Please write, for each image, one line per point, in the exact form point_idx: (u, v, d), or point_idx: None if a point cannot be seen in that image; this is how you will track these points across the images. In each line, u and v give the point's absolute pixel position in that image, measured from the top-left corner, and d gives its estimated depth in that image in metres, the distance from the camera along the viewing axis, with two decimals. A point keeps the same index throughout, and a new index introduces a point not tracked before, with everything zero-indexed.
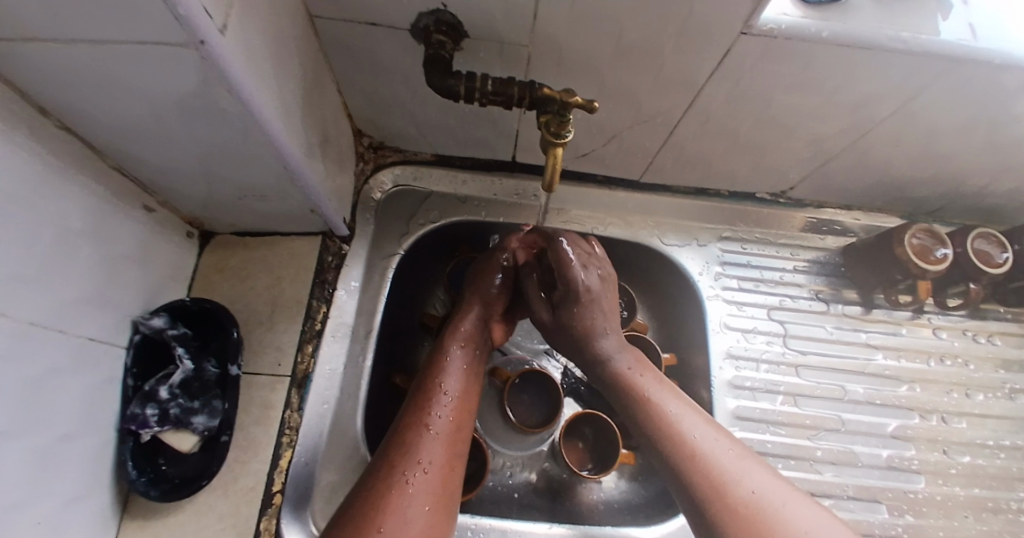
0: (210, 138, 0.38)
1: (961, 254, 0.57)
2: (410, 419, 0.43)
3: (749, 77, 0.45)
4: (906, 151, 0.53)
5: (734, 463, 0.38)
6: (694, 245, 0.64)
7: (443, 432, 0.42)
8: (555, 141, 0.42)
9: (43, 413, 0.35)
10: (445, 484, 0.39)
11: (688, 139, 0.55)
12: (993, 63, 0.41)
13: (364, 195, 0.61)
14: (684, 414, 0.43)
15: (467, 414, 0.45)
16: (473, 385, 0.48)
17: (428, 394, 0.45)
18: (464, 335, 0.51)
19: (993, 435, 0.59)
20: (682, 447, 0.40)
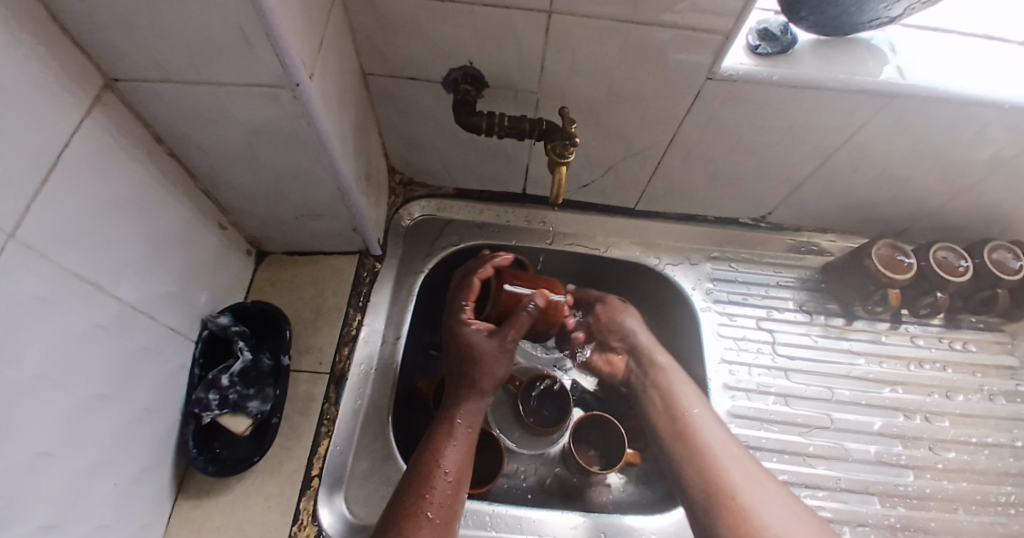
0: (285, 161, 0.47)
1: (924, 266, 0.62)
2: (399, 505, 0.44)
3: (718, 112, 0.54)
4: (863, 175, 0.62)
5: (733, 457, 0.51)
6: (686, 264, 0.72)
7: (430, 519, 0.43)
8: (559, 161, 0.50)
9: (132, 387, 0.42)
10: None
11: (673, 169, 0.64)
12: (920, 96, 0.50)
13: (395, 222, 0.70)
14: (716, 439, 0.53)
15: (456, 499, 0.46)
16: (469, 458, 0.49)
17: (422, 479, 0.46)
18: (460, 414, 0.51)
19: (977, 433, 0.62)
20: (703, 448, 0.52)
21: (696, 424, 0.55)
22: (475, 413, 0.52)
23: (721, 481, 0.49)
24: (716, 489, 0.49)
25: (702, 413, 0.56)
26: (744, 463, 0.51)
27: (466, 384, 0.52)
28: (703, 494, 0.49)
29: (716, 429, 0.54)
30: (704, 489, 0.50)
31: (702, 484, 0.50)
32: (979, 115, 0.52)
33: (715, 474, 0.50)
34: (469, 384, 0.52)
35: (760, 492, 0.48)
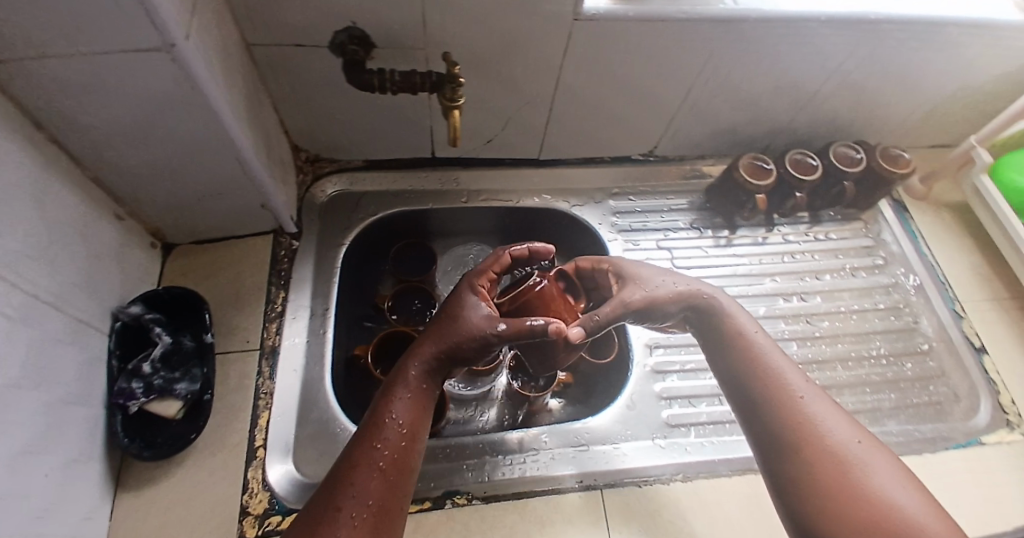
0: (176, 135, 0.47)
1: (782, 171, 0.73)
2: (348, 456, 0.40)
3: (588, 52, 0.60)
4: (721, 101, 0.71)
5: (824, 415, 0.45)
6: (591, 203, 0.79)
7: (381, 469, 0.39)
8: (451, 106, 0.53)
9: (48, 377, 0.40)
10: (379, 524, 0.37)
11: (564, 115, 0.70)
12: (753, 21, 0.58)
13: (308, 200, 0.70)
14: (803, 390, 0.47)
15: (413, 451, 0.42)
16: (423, 415, 0.44)
17: (372, 428, 0.42)
18: (422, 365, 0.45)
19: (845, 303, 0.73)
20: (783, 396, 0.46)
21: (757, 348, 0.50)
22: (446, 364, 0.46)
23: (790, 399, 0.46)
24: (787, 417, 0.45)
25: (728, 315, 0.53)
26: (837, 423, 0.45)
27: (433, 334, 0.46)
28: (775, 419, 0.45)
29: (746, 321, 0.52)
30: (775, 417, 0.45)
31: (755, 374, 0.48)
32: (806, 33, 0.61)
33: (782, 394, 0.46)
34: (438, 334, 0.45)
35: (824, 412, 0.45)
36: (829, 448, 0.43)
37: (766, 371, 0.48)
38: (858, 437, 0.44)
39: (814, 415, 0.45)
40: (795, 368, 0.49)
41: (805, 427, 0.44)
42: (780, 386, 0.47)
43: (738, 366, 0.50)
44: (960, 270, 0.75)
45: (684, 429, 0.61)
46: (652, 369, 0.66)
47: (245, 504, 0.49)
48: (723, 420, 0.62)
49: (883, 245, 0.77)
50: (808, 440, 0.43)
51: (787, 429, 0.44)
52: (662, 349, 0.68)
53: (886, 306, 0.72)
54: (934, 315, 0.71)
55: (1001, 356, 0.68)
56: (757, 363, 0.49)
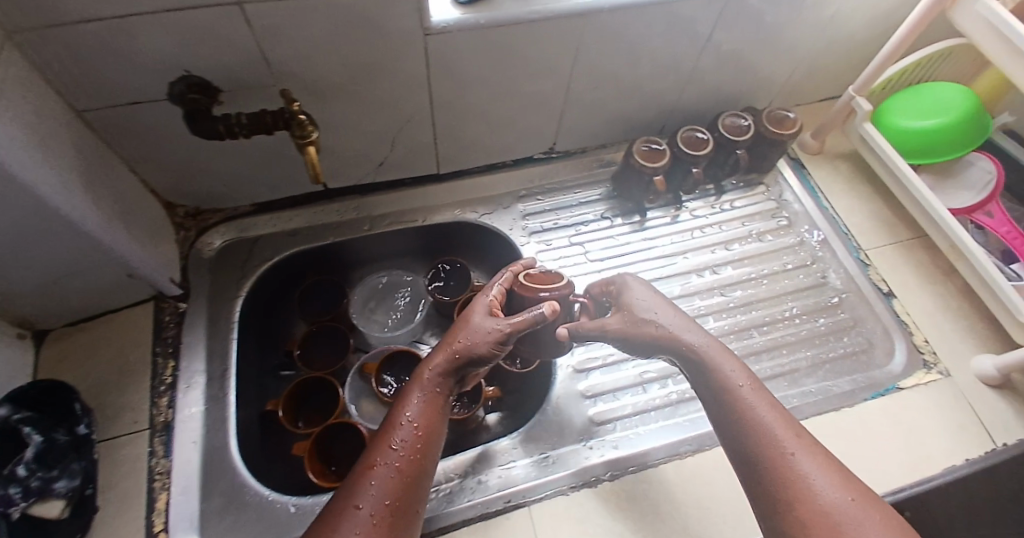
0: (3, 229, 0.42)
1: (675, 150, 0.74)
2: (365, 458, 0.41)
3: (452, 62, 0.58)
4: (604, 91, 0.70)
5: (816, 473, 0.40)
6: (500, 209, 0.77)
7: (396, 465, 0.40)
8: (302, 141, 0.49)
9: None
10: (391, 528, 0.37)
11: (449, 128, 0.68)
12: (606, 11, 0.57)
13: (194, 256, 0.65)
14: (793, 445, 0.42)
15: (428, 451, 0.42)
16: (440, 419, 0.45)
17: (390, 427, 0.43)
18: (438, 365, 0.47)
19: (754, 269, 0.74)
20: (770, 451, 0.42)
21: (749, 399, 0.46)
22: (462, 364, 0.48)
23: (778, 456, 0.41)
24: (776, 474, 0.41)
25: (723, 354, 0.49)
26: (833, 483, 0.39)
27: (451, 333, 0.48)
28: (764, 478, 0.41)
29: (734, 368, 0.48)
30: (764, 473, 0.42)
31: (743, 427, 0.45)
32: (671, 14, 0.60)
33: (772, 450, 0.42)
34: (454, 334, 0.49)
35: (818, 466, 0.40)
36: (818, 509, 0.37)
37: (754, 425, 0.44)
38: (853, 496, 0.38)
39: (803, 473, 0.40)
40: (793, 423, 0.44)
41: (791, 485, 0.40)
42: (769, 441, 0.43)
43: (728, 419, 0.46)
44: (860, 218, 0.76)
45: (605, 427, 0.61)
46: (570, 369, 0.65)
47: None
48: (647, 409, 0.62)
49: (785, 205, 0.79)
50: (796, 500, 0.39)
51: (777, 488, 0.40)
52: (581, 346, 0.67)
53: (795, 266, 0.74)
54: (842, 266, 0.73)
55: (908, 294, 0.70)
56: (744, 414, 0.45)
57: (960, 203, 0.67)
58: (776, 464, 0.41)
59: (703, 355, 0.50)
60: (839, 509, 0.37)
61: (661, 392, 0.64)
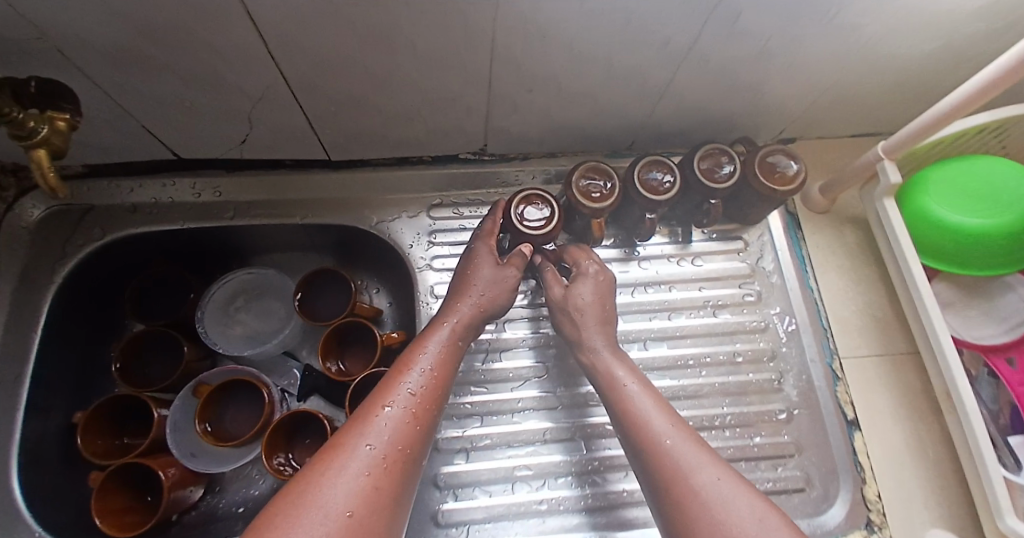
0: None
1: (627, 185, 0.56)
2: (370, 401, 0.41)
3: (305, 39, 0.40)
4: (543, 95, 0.52)
5: (683, 451, 0.39)
6: (404, 218, 0.62)
7: (404, 411, 0.41)
8: (28, 144, 0.34)
9: None
10: (396, 466, 0.37)
11: (329, 113, 0.52)
12: None
13: (7, 224, 0.53)
14: (662, 421, 0.42)
15: (433, 403, 0.44)
16: (446, 369, 0.47)
17: (398, 376, 0.44)
18: (446, 325, 0.50)
19: (694, 356, 0.57)
20: (644, 432, 0.42)
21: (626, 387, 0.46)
22: (461, 328, 0.50)
23: (650, 436, 0.41)
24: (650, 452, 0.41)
25: (614, 355, 0.50)
26: (703, 458, 0.39)
27: (462, 301, 0.52)
28: (645, 467, 0.41)
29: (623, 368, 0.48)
30: (640, 455, 0.41)
31: (626, 420, 0.44)
32: (632, 10, 0.40)
33: (645, 433, 0.42)
34: (466, 302, 0.52)
35: (688, 447, 0.40)
36: (690, 481, 0.37)
37: (629, 410, 0.44)
38: (725, 474, 0.37)
39: (669, 446, 0.40)
40: (667, 406, 0.44)
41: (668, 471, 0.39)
42: (641, 420, 0.43)
43: (612, 405, 0.46)
44: (851, 312, 0.59)
45: (617, 517, 0.51)
46: (583, 435, 0.55)
47: None
48: (505, 516, 0.50)
49: (761, 275, 0.61)
50: (670, 476, 0.38)
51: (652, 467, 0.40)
52: (475, 422, 0.54)
53: (745, 360, 0.58)
54: (805, 371, 0.57)
55: (875, 430, 0.55)
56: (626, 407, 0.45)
57: (982, 336, 0.53)
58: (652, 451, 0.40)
59: (594, 357, 0.50)
60: (705, 481, 0.37)
61: (530, 497, 0.51)
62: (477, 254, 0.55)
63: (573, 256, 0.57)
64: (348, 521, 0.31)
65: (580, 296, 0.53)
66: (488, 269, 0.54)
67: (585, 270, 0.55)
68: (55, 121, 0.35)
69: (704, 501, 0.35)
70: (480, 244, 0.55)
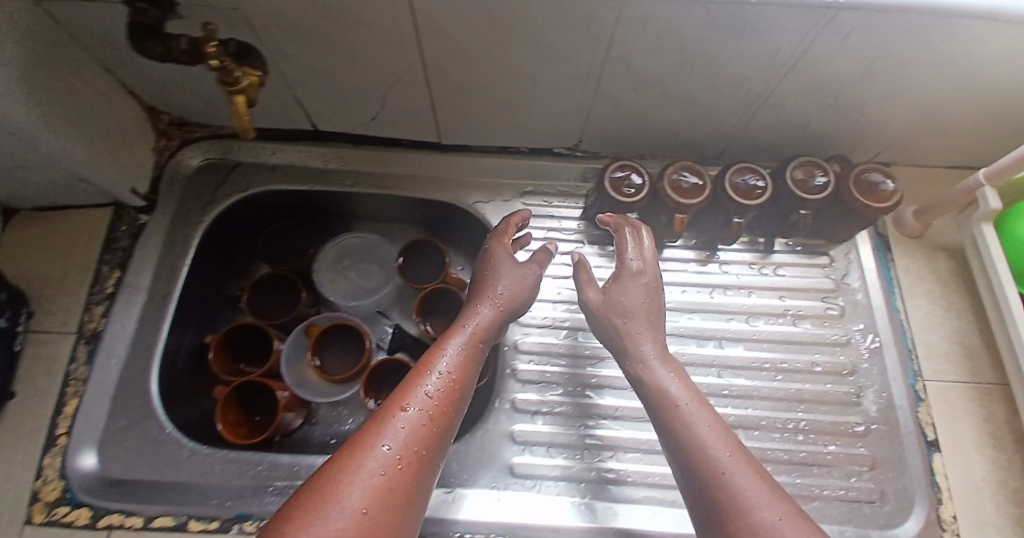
0: None
1: (717, 188, 0.58)
2: (391, 398, 0.39)
3: (450, 27, 0.47)
4: (647, 95, 0.55)
5: (747, 489, 0.35)
6: (498, 202, 0.68)
7: (424, 411, 0.38)
8: (231, 90, 0.43)
9: None
10: (417, 470, 0.35)
11: (449, 99, 0.58)
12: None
13: (170, 169, 0.63)
14: (723, 451, 0.38)
15: (454, 404, 0.41)
16: (471, 370, 0.45)
17: (420, 372, 0.42)
18: (468, 326, 0.48)
19: (771, 357, 0.58)
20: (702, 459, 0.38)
21: (681, 409, 0.43)
22: (484, 329, 0.49)
23: (708, 465, 0.38)
24: (709, 486, 0.37)
25: (671, 369, 0.47)
26: (771, 500, 0.34)
27: (485, 303, 0.51)
28: (704, 506, 0.36)
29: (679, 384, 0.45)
30: (699, 486, 0.37)
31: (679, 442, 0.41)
32: (747, 18, 0.43)
33: (705, 462, 0.38)
34: (490, 304, 0.51)
35: (753, 484, 0.36)
36: (755, 523, 0.33)
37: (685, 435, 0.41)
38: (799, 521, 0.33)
39: (731, 483, 0.36)
40: (729, 432, 0.40)
41: (728, 499, 0.35)
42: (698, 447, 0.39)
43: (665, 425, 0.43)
44: (936, 338, 0.59)
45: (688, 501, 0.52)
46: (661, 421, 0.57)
47: (37, 488, 0.50)
48: (576, 478, 0.54)
49: (846, 290, 0.62)
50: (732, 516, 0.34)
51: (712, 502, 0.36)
52: (551, 390, 0.59)
53: (824, 371, 0.58)
54: (886, 390, 0.57)
55: (957, 457, 0.53)
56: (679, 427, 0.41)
57: None
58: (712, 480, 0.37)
59: (643, 368, 0.48)
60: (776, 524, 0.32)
61: (598, 464, 0.55)
62: (495, 254, 0.55)
63: (624, 245, 0.55)
64: (363, 519, 0.30)
65: (627, 298, 0.52)
66: (510, 267, 0.54)
67: (627, 269, 0.54)
68: (252, 75, 0.43)
69: None
70: (501, 244, 0.56)
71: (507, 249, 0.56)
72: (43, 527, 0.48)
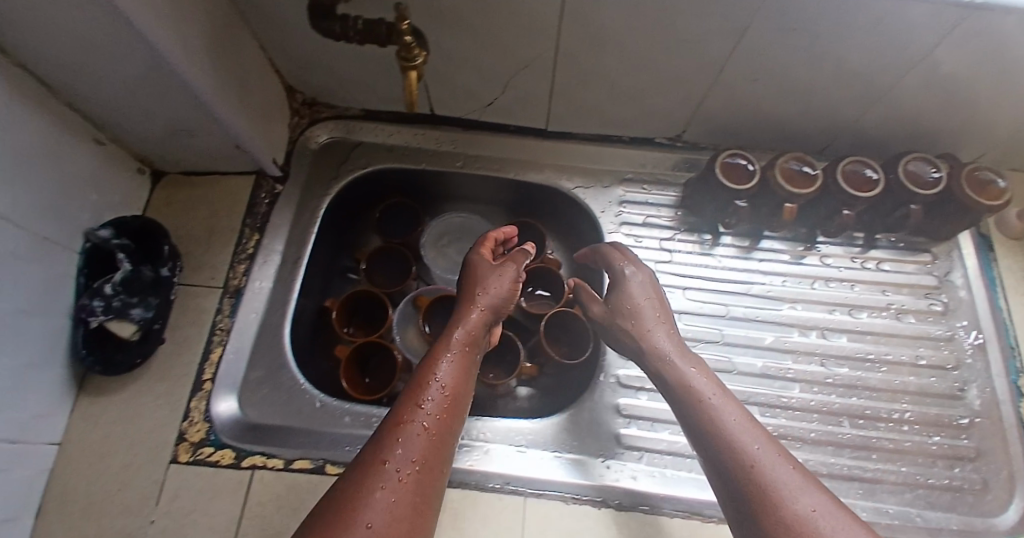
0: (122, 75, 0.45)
1: (829, 181, 0.60)
2: (395, 415, 0.41)
3: (593, 16, 0.50)
4: (764, 86, 0.58)
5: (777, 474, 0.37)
6: (598, 187, 0.70)
7: (428, 425, 0.40)
8: (407, 66, 0.46)
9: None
10: (429, 482, 0.37)
11: (568, 86, 0.61)
12: None
13: (300, 144, 0.68)
14: (757, 439, 0.40)
15: (456, 415, 0.43)
16: (467, 380, 0.47)
17: (419, 388, 0.43)
18: (459, 336, 0.50)
19: (875, 350, 0.62)
20: (734, 448, 0.40)
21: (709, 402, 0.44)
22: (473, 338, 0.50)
23: (741, 453, 0.39)
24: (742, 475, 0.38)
25: (686, 358, 0.50)
26: (797, 485, 0.36)
27: (474, 312, 0.52)
28: (735, 495, 0.38)
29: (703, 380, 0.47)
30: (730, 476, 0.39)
31: (710, 443, 0.42)
32: (884, 12, 0.45)
33: (737, 453, 0.39)
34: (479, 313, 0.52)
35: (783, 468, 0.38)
36: (788, 506, 0.35)
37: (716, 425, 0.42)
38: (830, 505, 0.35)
39: (767, 470, 0.38)
40: (753, 420, 0.42)
41: (762, 501, 0.36)
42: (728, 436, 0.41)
43: (692, 420, 0.44)
44: None
45: None
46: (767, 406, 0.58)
47: (185, 430, 0.53)
48: (682, 452, 0.57)
49: (949, 288, 0.64)
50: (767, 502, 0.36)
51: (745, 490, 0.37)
52: None
53: (928, 364, 0.61)
54: (989, 385, 0.60)
55: None
56: (713, 427, 0.42)
57: None
58: (744, 481, 0.38)
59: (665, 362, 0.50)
60: (812, 506, 0.35)
61: None
62: (478, 270, 0.57)
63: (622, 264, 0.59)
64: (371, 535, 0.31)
65: (633, 304, 0.55)
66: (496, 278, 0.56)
67: (628, 277, 0.57)
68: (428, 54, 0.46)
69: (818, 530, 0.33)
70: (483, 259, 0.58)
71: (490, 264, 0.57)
72: (189, 465, 0.52)
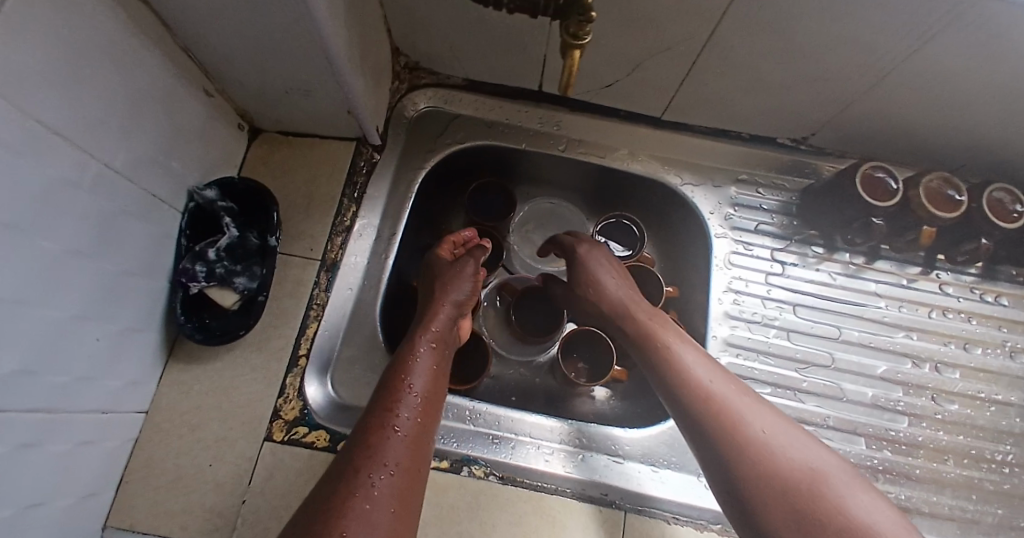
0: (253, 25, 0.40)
1: (973, 208, 0.55)
2: (367, 424, 0.40)
3: (768, 7, 0.45)
4: (925, 98, 0.53)
5: (768, 430, 0.39)
6: (710, 187, 0.66)
7: (408, 428, 0.40)
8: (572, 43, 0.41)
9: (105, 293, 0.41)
10: (411, 484, 0.37)
11: (704, 76, 0.57)
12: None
13: (397, 111, 0.64)
14: (736, 399, 0.41)
15: (430, 412, 0.43)
16: (438, 379, 0.47)
17: (393, 393, 0.42)
18: (423, 334, 0.49)
19: (986, 389, 0.60)
20: (724, 413, 0.40)
21: (691, 370, 0.44)
22: (439, 334, 0.50)
23: (727, 416, 0.40)
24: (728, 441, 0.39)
25: (673, 330, 0.49)
26: (788, 442, 0.39)
27: (438, 310, 0.52)
28: (720, 463, 0.39)
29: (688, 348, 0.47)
30: (715, 443, 0.40)
31: (693, 411, 0.42)
32: None
33: (727, 420, 0.40)
34: (443, 312, 0.52)
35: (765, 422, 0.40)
36: (780, 461, 0.37)
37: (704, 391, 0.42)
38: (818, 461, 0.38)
39: (758, 433, 0.39)
40: (735, 383, 0.43)
41: (751, 466, 0.37)
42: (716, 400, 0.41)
43: (673, 391, 0.44)
44: None
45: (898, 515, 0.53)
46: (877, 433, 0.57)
47: (279, 406, 0.51)
48: None
49: None
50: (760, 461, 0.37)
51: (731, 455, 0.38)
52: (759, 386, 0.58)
53: None
54: None
55: None
56: (698, 402, 0.42)
57: None
58: (733, 448, 0.38)
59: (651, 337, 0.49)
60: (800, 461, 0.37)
61: None
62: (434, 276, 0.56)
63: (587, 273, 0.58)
64: None
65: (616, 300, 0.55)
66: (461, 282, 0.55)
67: (603, 276, 0.57)
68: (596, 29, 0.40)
69: (807, 486, 0.35)
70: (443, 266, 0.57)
71: (457, 269, 0.57)
72: (284, 444, 0.50)
